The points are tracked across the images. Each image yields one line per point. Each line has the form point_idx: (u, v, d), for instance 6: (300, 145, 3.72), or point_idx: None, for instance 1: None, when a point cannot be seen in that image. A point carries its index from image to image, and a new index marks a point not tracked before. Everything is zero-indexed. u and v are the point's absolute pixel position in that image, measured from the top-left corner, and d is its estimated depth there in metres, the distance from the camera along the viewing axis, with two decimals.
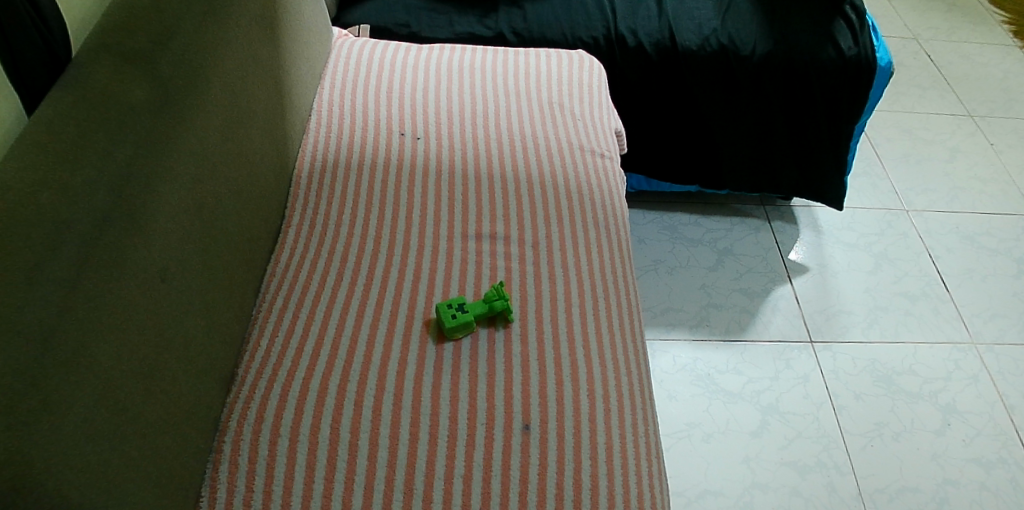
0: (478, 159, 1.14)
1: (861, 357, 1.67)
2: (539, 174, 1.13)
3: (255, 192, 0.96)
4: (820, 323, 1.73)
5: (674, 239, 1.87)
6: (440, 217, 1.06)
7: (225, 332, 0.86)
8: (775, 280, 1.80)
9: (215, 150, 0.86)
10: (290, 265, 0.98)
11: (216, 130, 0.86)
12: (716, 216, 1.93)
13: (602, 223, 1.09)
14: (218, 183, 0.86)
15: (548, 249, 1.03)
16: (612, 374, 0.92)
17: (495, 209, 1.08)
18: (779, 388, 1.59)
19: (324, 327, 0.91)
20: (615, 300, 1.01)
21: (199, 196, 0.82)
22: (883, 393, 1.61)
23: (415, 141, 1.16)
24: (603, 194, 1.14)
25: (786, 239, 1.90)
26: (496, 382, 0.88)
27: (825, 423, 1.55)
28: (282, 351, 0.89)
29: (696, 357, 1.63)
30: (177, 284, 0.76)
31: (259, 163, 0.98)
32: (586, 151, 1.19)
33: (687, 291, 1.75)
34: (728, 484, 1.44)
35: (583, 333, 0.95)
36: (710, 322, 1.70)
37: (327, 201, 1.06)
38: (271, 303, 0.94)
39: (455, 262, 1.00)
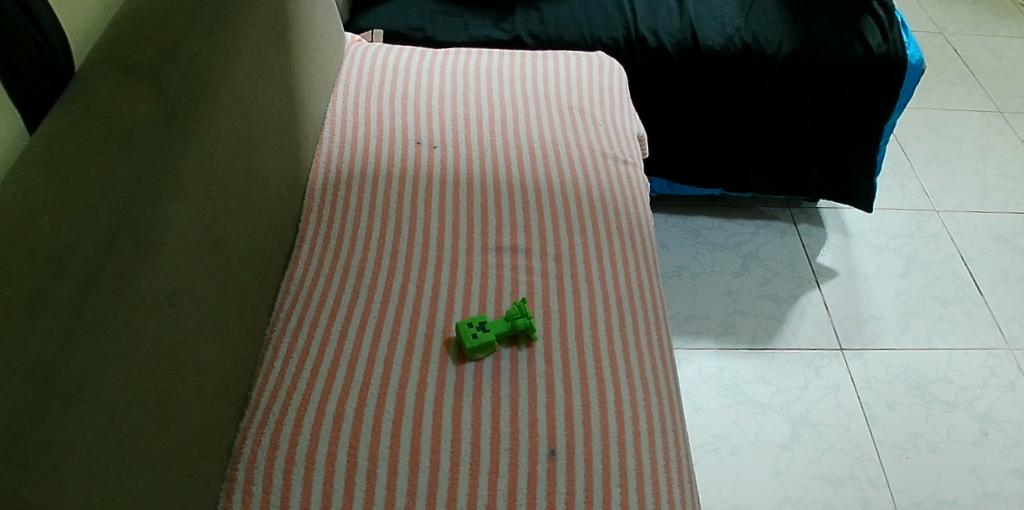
0: (497, 167, 1.11)
1: (894, 365, 1.62)
2: (560, 182, 1.09)
3: (267, 208, 0.93)
4: (851, 329, 1.67)
5: (697, 244, 1.81)
6: (458, 231, 1.02)
7: (238, 355, 0.83)
8: (802, 285, 1.75)
9: (225, 166, 0.82)
10: (304, 282, 0.94)
11: (226, 145, 0.83)
12: (740, 219, 1.88)
13: (627, 233, 1.05)
14: (228, 200, 0.82)
15: (571, 262, 0.99)
16: (641, 394, 0.88)
17: (516, 221, 1.04)
18: (810, 398, 1.53)
19: (339, 350, 0.87)
20: (643, 315, 0.96)
21: (208, 214, 0.78)
22: (917, 402, 1.55)
23: (431, 150, 1.12)
24: (627, 203, 1.09)
25: (812, 243, 1.85)
26: (519, 404, 0.84)
27: (858, 435, 1.49)
28: (296, 374, 0.85)
29: (722, 366, 1.57)
30: (186, 306, 0.73)
31: (271, 176, 0.94)
32: (609, 158, 1.15)
33: (712, 297, 1.70)
34: (758, 499, 1.38)
35: (609, 352, 0.90)
36: (737, 330, 1.64)
37: (342, 212, 1.02)
38: (285, 323, 0.90)
39: (475, 276, 0.96)
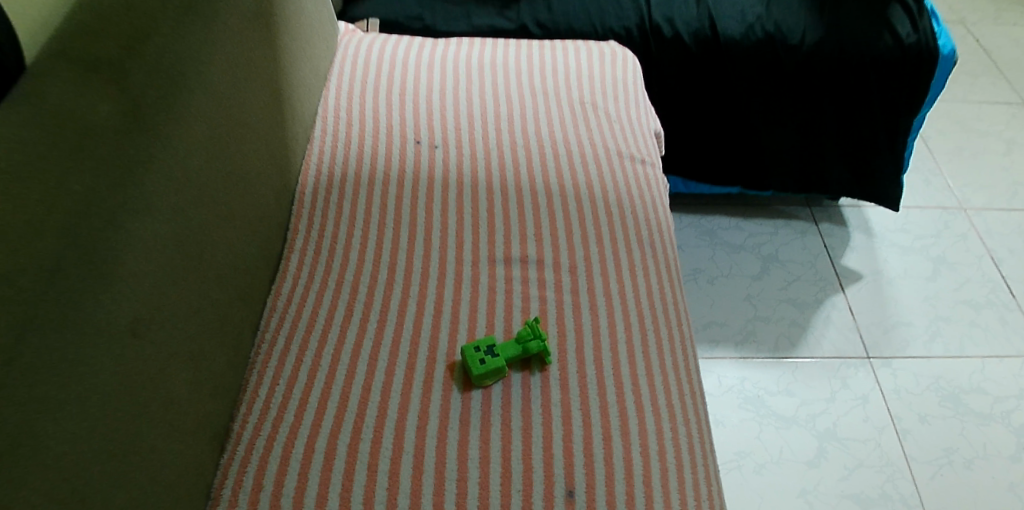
0: (504, 169, 1.01)
1: (924, 375, 1.52)
2: (572, 185, 1.00)
3: (250, 215, 0.83)
4: (878, 336, 1.58)
5: (714, 245, 1.72)
6: (463, 239, 0.93)
7: (217, 384, 0.74)
8: (826, 289, 1.65)
9: (202, 173, 0.73)
10: (293, 299, 0.85)
11: (202, 149, 0.73)
12: (759, 219, 1.79)
13: (647, 241, 0.96)
14: (205, 211, 0.73)
15: (587, 275, 0.90)
16: (668, 424, 0.79)
17: (526, 228, 0.95)
18: (837, 411, 1.44)
19: (331, 377, 0.78)
20: (667, 333, 0.87)
21: (182, 227, 0.69)
22: (950, 414, 1.46)
23: (432, 149, 1.03)
24: (646, 207, 1.00)
25: (835, 244, 1.75)
26: (533, 438, 0.75)
27: (888, 450, 1.40)
28: (283, 404, 0.76)
29: (743, 376, 1.48)
30: (154, 335, 0.64)
31: (254, 179, 0.85)
32: (625, 158, 1.06)
33: (731, 303, 1.60)
34: None
35: (631, 376, 0.81)
36: (758, 337, 1.55)
37: (334, 219, 0.93)
38: (271, 345, 0.81)
39: (481, 292, 0.87)
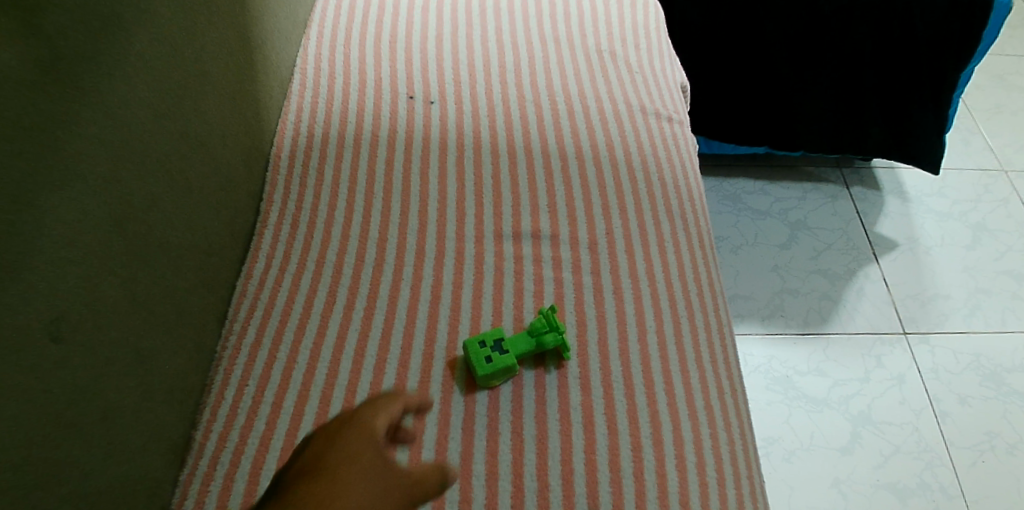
0: (512, 128, 0.88)
1: (964, 352, 1.40)
2: (590, 146, 0.87)
3: (211, 183, 0.70)
4: (914, 310, 1.46)
5: (737, 211, 1.59)
6: (464, 211, 0.80)
7: (171, 388, 0.62)
8: (859, 259, 1.52)
9: (145, 135, 0.59)
10: (265, 283, 0.73)
11: (146, 105, 0.59)
12: (786, 182, 1.65)
13: (677, 212, 0.83)
14: (151, 182, 0.60)
15: (610, 252, 0.78)
16: (706, 431, 0.68)
17: (537, 197, 0.82)
18: (871, 392, 1.33)
19: (310, 377, 0.67)
20: (703, 320, 0.76)
21: (120, 204, 0.56)
22: (992, 396, 1.35)
23: (427, 105, 0.89)
24: (674, 172, 0.87)
25: (869, 209, 1.62)
26: (549, 449, 0.65)
27: (926, 435, 1.29)
28: (252, 409, 0.65)
29: (770, 355, 1.37)
30: (80, 338, 0.51)
31: (215, 139, 0.71)
32: (651, 115, 0.92)
33: (757, 274, 1.48)
34: None
35: (663, 373, 0.71)
36: (785, 312, 1.43)
37: (316, 188, 0.80)
38: (240, 339, 0.69)
39: (487, 274, 0.76)
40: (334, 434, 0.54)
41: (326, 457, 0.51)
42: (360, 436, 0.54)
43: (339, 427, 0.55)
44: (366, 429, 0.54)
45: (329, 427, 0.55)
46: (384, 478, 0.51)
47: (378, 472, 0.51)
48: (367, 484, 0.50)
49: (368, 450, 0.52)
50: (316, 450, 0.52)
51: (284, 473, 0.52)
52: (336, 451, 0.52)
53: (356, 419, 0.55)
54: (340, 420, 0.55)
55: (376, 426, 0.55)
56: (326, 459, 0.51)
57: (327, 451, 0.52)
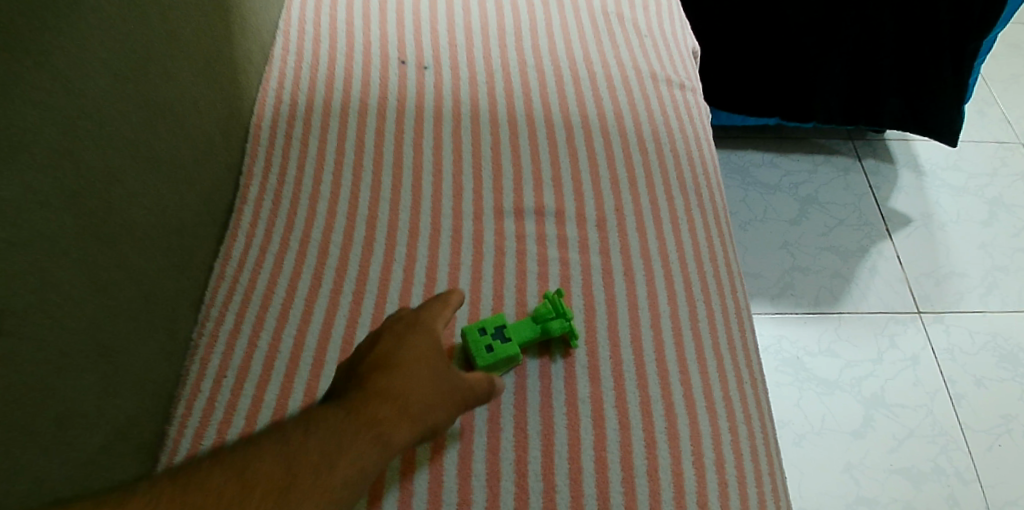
0: (512, 96, 0.81)
1: (981, 332, 1.24)
2: (597, 115, 0.81)
3: (184, 155, 0.64)
4: (929, 288, 1.29)
5: (744, 183, 1.41)
6: (462, 185, 0.74)
7: (139, 381, 0.58)
8: (873, 236, 1.35)
9: (103, 107, 0.54)
10: (244, 264, 0.67)
11: (102, 74, 0.54)
12: (795, 153, 1.46)
13: (690, 186, 0.77)
14: (112, 159, 0.55)
15: (620, 230, 0.72)
16: (726, 424, 0.63)
17: (540, 170, 0.76)
18: (886, 374, 1.19)
19: (293, 367, 0.62)
20: (719, 303, 0.70)
21: (74, 185, 0.51)
22: (1010, 379, 1.19)
23: (421, 71, 0.82)
24: (687, 145, 0.81)
25: (880, 184, 1.43)
26: (555, 447, 0.60)
27: (942, 419, 1.15)
28: (231, 402, 0.60)
29: (779, 335, 1.23)
30: (30, 332, 0.47)
31: (188, 107, 0.65)
32: (661, 82, 0.85)
33: (764, 251, 1.32)
34: (825, 500, 1.08)
35: (679, 362, 0.65)
36: (795, 290, 1.27)
37: (298, 161, 0.74)
38: (217, 325, 0.64)
39: (486, 254, 0.70)
40: (401, 332, 0.59)
41: (396, 356, 0.56)
42: (425, 339, 0.58)
43: (405, 326, 0.59)
44: (429, 333, 0.59)
45: (395, 325, 0.59)
46: (447, 377, 0.57)
47: (440, 374, 0.57)
48: (430, 388, 0.56)
49: (431, 355, 0.57)
50: (385, 346, 0.57)
51: (354, 362, 0.57)
52: (404, 353, 0.57)
53: (419, 321, 0.59)
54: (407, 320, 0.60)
55: (436, 329, 0.59)
56: (396, 358, 0.56)
57: (395, 350, 0.57)
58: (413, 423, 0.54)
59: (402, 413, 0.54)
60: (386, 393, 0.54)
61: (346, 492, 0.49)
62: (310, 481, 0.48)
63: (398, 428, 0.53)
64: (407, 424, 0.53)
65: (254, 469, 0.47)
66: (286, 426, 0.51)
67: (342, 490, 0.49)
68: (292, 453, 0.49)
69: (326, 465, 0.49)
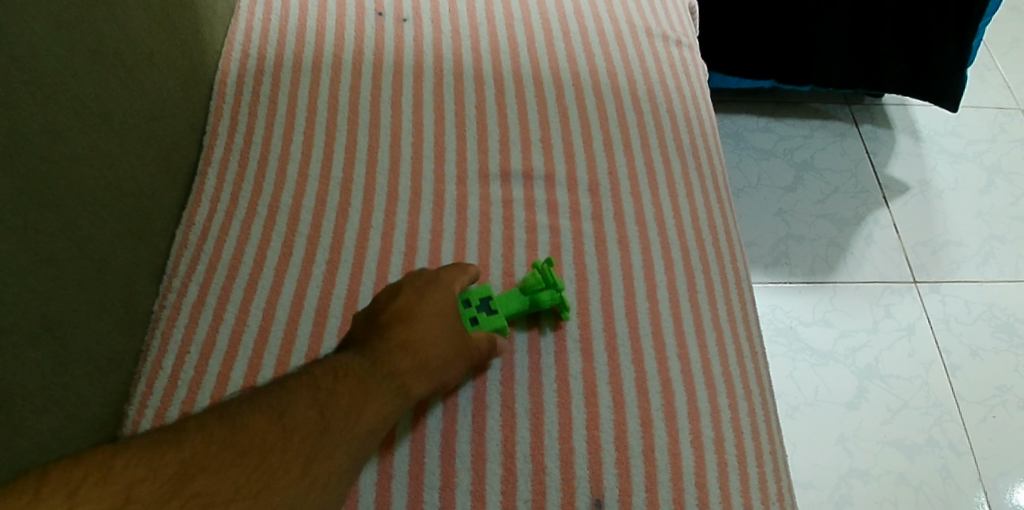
0: (498, 50, 0.76)
1: (977, 301, 1.20)
2: (588, 72, 0.75)
3: (138, 112, 0.60)
4: (925, 258, 1.24)
5: (738, 150, 1.35)
6: (444, 147, 0.69)
7: (91, 358, 0.54)
8: (869, 203, 1.30)
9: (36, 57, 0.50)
10: (208, 232, 0.63)
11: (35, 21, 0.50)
12: (790, 118, 1.39)
13: (688, 149, 0.73)
14: (52, 115, 0.51)
15: (613, 195, 0.68)
16: (726, 402, 0.59)
17: (527, 130, 0.71)
18: (881, 344, 1.15)
19: (262, 341, 0.58)
20: (719, 273, 0.66)
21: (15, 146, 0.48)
22: (1005, 348, 1.16)
23: (400, 23, 0.76)
24: (685, 105, 0.76)
25: (878, 149, 1.36)
26: (544, 426, 0.57)
27: (937, 391, 1.12)
28: (195, 381, 0.56)
29: (773, 304, 1.19)
30: None
31: (143, 60, 0.61)
32: (657, 38, 0.80)
33: (757, 220, 1.27)
34: (819, 473, 1.05)
35: (676, 335, 0.62)
36: (790, 260, 1.23)
37: (266, 119, 0.69)
38: (179, 297, 0.60)
39: (471, 220, 0.66)
40: (421, 286, 0.58)
41: (417, 311, 0.56)
42: (445, 294, 0.58)
43: (425, 280, 0.58)
44: (448, 288, 0.59)
45: (415, 277, 0.59)
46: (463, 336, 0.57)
47: (457, 332, 0.57)
48: (449, 344, 0.56)
49: (450, 311, 0.58)
50: (406, 299, 0.57)
51: (374, 311, 0.57)
52: (424, 308, 0.57)
53: (439, 276, 0.59)
54: (425, 275, 0.59)
55: (455, 285, 0.59)
56: (418, 312, 0.56)
57: (416, 304, 0.57)
58: (430, 378, 0.55)
59: (422, 368, 0.54)
60: (406, 349, 0.54)
61: (369, 440, 0.50)
62: (342, 427, 0.48)
63: (418, 381, 0.54)
64: (426, 379, 0.54)
65: (290, 415, 0.47)
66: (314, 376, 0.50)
67: (366, 439, 0.49)
68: (324, 401, 0.49)
69: (354, 413, 0.49)
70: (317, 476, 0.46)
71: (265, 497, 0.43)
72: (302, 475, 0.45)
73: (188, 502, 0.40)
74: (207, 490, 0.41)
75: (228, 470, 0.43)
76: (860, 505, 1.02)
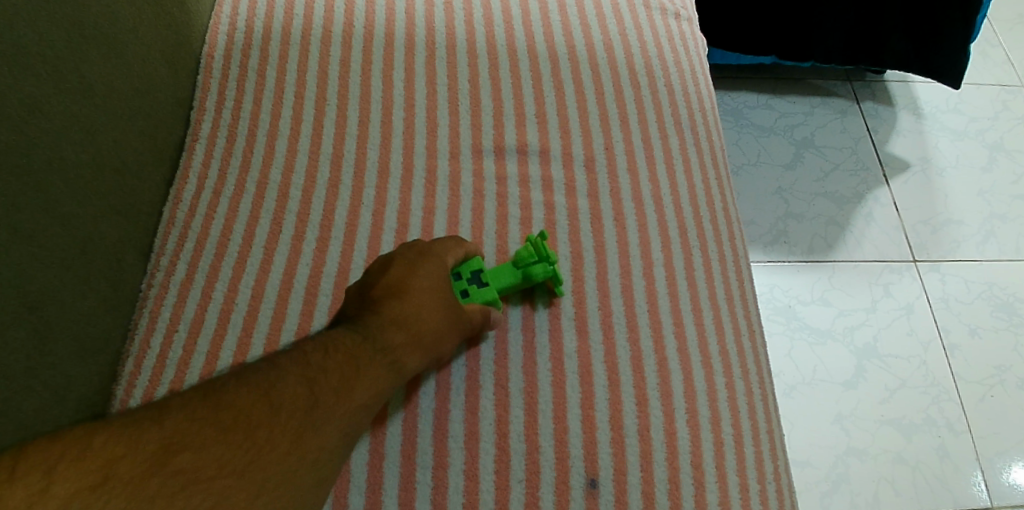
0: (492, 23, 0.74)
1: (977, 280, 1.20)
2: (585, 45, 0.74)
3: (123, 87, 0.58)
4: (926, 236, 1.23)
5: (738, 127, 1.33)
6: (436, 122, 0.68)
7: (78, 337, 0.53)
8: (869, 181, 1.28)
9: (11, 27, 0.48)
10: (196, 209, 0.62)
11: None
12: (791, 94, 1.37)
13: (686, 125, 0.71)
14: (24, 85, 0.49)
15: (609, 172, 0.67)
16: (722, 381, 0.59)
17: (522, 105, 0.70)
18: (879, 323, 1.14)
19: (252, 320, 0.57)
20: (716, 251, 0.65)
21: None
22: (1004, 327, 1.15)
23: None
24: (684, 80, 0.74)
25: (879, 126, 1.35)
26: (538, 405, 0.56)
27: (935, 370, 1.11)
28: (183, 360, 0.55)
29: (771, 283, 1.18)
30: None
31: (126, 33, 0.59)
32: (656, 10, 0.78)
33: (757, 198, 1.26)
34: (818, 452, 1.05)
35: (673, 313, 0.61)
36: (789, 238, 1.22)
37: (254, 94, 0.68)
38: (167, 275, 0.59)
39: (464, 196, 0.64)
40: (413, 258, 0.56)
41: (409, 284, 0.55)
42: (437, 267, 0.56)
43: (417, 252, 0.57)
44: (441, 260, 0.57)
45: (407, 249, 0.57)
46: (459, 307, 0.56)
47: (452, 304, 0.56)
48: (444, 317, 0.55)
49: (443, 284, 0.56)
50: (399, 272, 0.56)
51: (366, 285, 0.56)
52: (417, 281, 0.55)
53: (432, 248, 0.57)
54: (418, 246, 0.57)
55: (448, 258, 0.57)
56: (410, 285, 0.55)
57: (408, 277, 0.55)
58: (425, 352, 0.54)
59: (416, 341, 0.53)
60: (399, 322, 0.53)
61: (363, 414, 0.49)
62: (332, 402, 0.48)
63: (411, 354, 0.53)
64: (420, 352, 0.53)
65: (277, 392, 0.47)
66: (304, 351, 0.49)
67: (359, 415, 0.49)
68: (313, 376, 0.48)
69: (346, 388, 0.49)
70: (307, 451, 0.45)
71: (252, 471, 0.43)
72: (290, 450, 0.45)
73: (172, 478, 0.41)
74: (188, 467, 0.42)
75: (212, 445, 0.43)
76: (856, 484, 1.02)
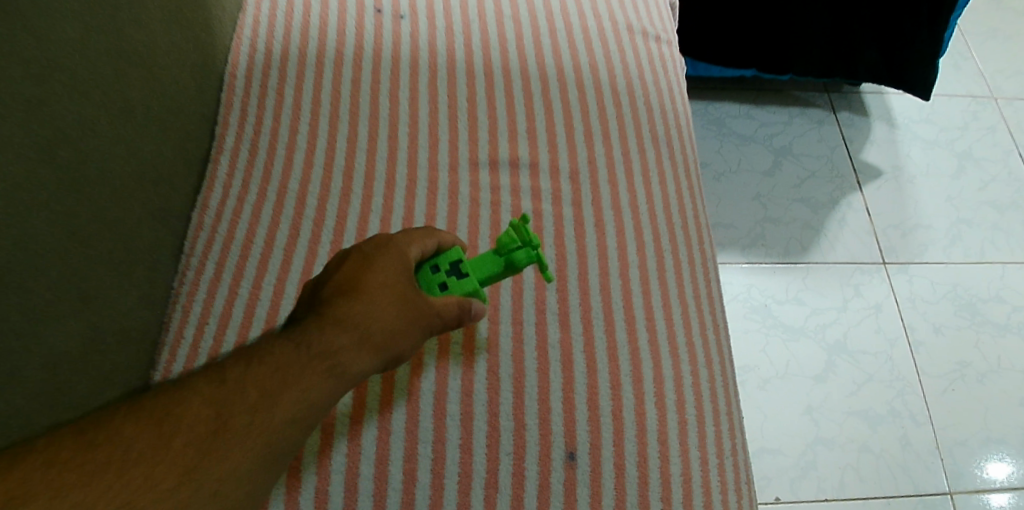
0: (489, 46, 0.81)
1: (941, 281, 1.28)
2: (572, 66, 0.81)
3: (158, 105, 0.66)
4: (895, 240, 1.31)
5: (721, 135, 1.41)
6: (437, 137, 0.75)
7: (121, 328, 0.61)
8: (843, 188, 1.36)
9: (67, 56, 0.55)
10: (222, 215, 0.69)
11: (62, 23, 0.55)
12: (772, 105, 1.45)
13: (663, 139, 0.79)
14: (78, 106, 0.56)
15: (592, 182, 0.74)
16: (688, 368, 0.67)
17: (514, 122, 0.77)
18: (848, 321, 1.23)
19: (274, 313, 0.64)
20: (686, 253, 0.73)
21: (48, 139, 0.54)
22: (966, 325, 1.24)
23: (397, 20, 0.81)
24: (661, 99, 0.82)
25: (854, 136, 1.43)
26: (525, 389, 0.64)
27: (899, 365, 1.19)
28: (214, 348, 0.63)
29: (749, 283, 1.26)
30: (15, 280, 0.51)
31: (161, 57, 0.66)
32: (637, 34, 0.85)
33: (737, 203, 1.33)
34: (789, 441, 1.13)
35: (645, 308, 0.68)
36: (766, 241, 1.30)
37: (274, 110, 0.75)
38: (197, 274, 0.66)
39: (462, 203, 0.72)
40: (369, 257, 0.59)
41: (361, 283, 0.58)
42: (393, 262, 0.59)
43: (374, 250, 0.60)
44: (400, 256, 0.60)
45: (367, 246, 0.60)
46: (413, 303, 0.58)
47: (406, 297, 0.58)
48: (394, 315, 0.57)
49: (399, 279, 0.59)
50: (353, 270, 0.59)
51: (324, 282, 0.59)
52: (370, 279, 0.58)
53: (391, 244, 0.60)
54: (378, 243, 0.60)
55: (409, 253, 0.60)
56: (362, 282, 0.58)
57: (361, 275, 0.58)
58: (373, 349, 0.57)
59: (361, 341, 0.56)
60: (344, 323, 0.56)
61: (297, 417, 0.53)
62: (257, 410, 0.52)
63: (354, 354, 0.56)
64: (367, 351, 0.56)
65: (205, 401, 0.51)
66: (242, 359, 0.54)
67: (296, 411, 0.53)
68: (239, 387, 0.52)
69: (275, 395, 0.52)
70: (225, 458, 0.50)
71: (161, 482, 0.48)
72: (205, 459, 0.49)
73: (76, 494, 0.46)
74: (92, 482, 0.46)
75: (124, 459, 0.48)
76: (823, 470, 1.10)
